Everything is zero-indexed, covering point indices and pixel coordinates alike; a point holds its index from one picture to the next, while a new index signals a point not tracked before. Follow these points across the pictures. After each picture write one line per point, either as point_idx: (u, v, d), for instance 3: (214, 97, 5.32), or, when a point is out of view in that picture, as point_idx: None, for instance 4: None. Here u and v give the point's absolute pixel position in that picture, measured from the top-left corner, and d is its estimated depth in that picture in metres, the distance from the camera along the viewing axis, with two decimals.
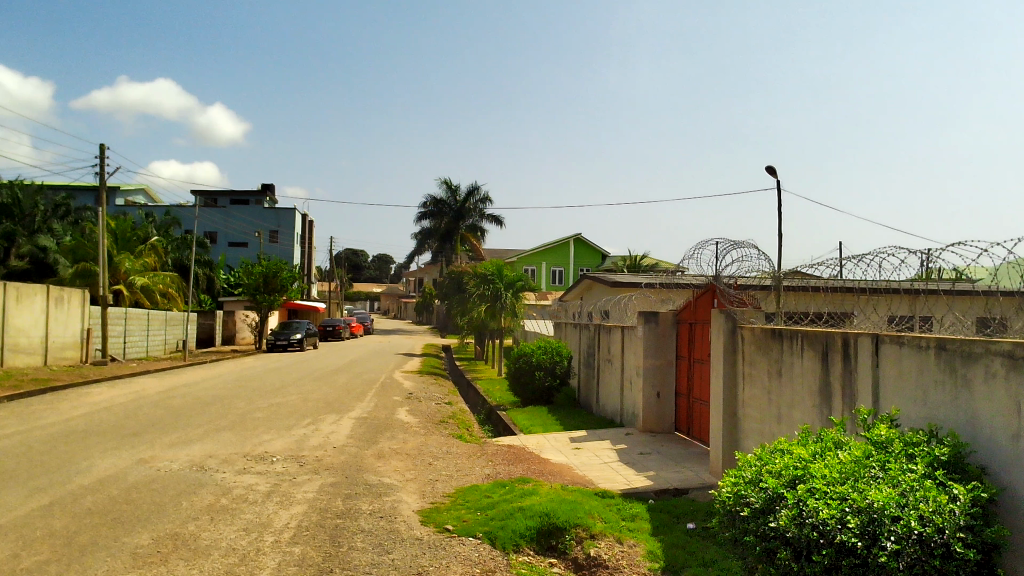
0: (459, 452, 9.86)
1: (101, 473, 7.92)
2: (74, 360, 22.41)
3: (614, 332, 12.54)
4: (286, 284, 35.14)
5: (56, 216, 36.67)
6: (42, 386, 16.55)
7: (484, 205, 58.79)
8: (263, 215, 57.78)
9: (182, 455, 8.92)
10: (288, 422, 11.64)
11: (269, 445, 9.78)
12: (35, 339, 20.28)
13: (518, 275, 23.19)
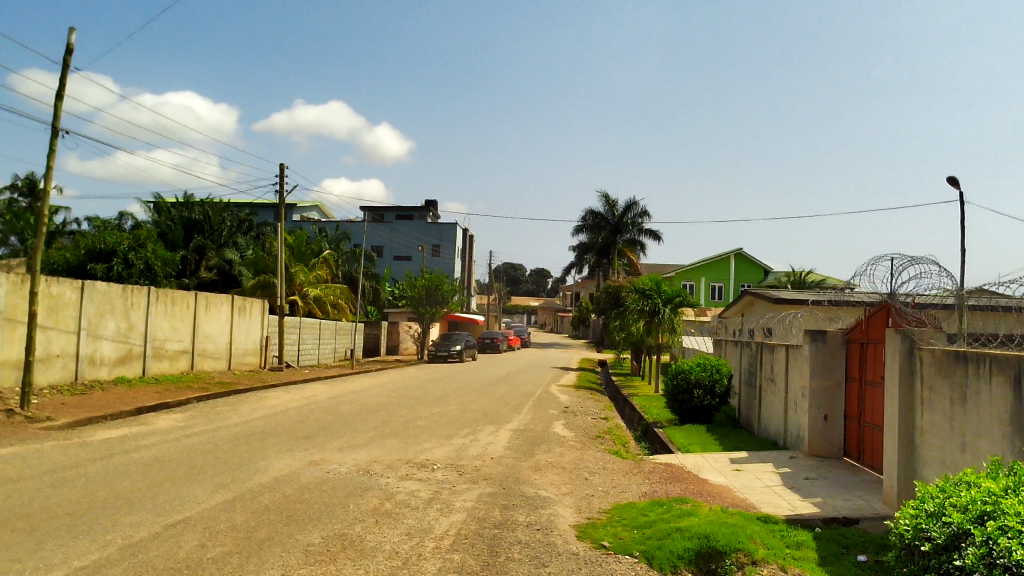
0: (615, 468, 9.80)
1: (276, 472, 8.42)
2: (254, 366, 24.01)
3: (778, 351, 12.07)
4: (447, 297, 36.14)
5: (242, 231, 39.30)
6: (226, 389, 17.84)
7: (642, 220, 58.34)
8: (427, 230, 59.87)
9: (350, 459, 9.36)
10: (448, 432, 11.95)
11: (430, 452, 10.08)
12: (221, 345, 21.88)
13: (677, 290, 22.81)
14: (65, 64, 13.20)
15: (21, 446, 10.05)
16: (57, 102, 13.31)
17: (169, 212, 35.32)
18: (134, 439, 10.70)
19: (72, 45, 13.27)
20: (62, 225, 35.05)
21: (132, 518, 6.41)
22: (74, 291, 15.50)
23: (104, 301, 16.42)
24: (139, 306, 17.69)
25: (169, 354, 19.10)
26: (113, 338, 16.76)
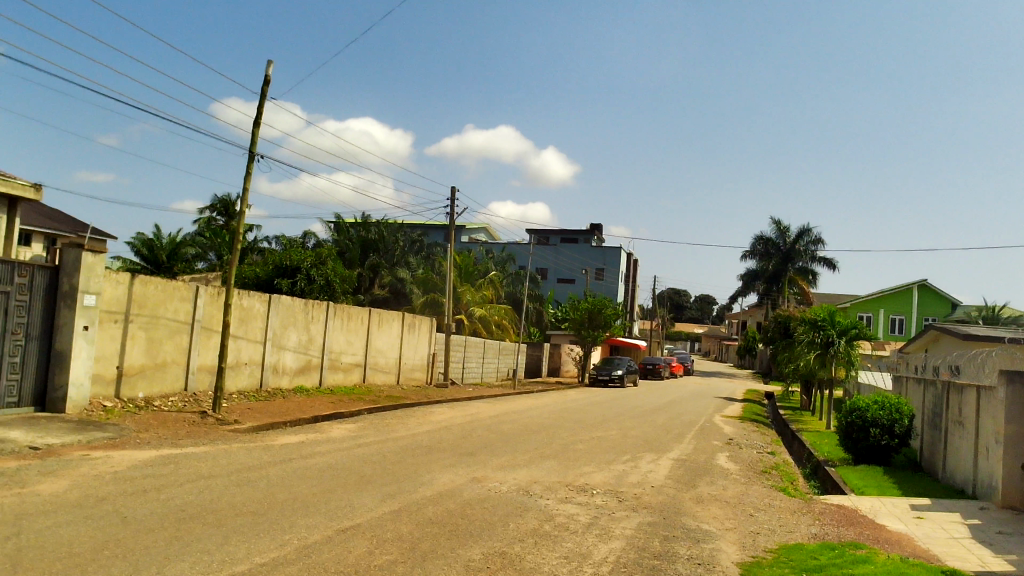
0: (782, 506, 9.37)
1: (440, 486, 8.66)
2: (420, 381, 24.84)
3: (967, 391, 11.18)
4: (610, 321, 35.98)
5: (414, 251, 40.88)
6: (395, 402, 18.60)
7: (816, 248, 55.84)
8: (591, 253, 60.06)
9: (511, 478, 9.49)
10: (608, 457, 11.88)
11: (590, 477, 10.05)
12: (391, 359, 22.81)
13: (852, 322, 21.66)
14: (263, 93, 14.30)
15: (213, 446, 10.88)
16: (255, 128, 14.41)
17: (348, 232, 37.68)
18: (310, 445, 11.34)
19: (270, 76, 14.36)
20: (253, 242, 37.80)
21: (308, 521, 6.77)
22: (263, 303, 16.65)
23: (288, 313, 17.53)
24: (319, 320, 18.77)
25: (344, 367, 20.12)
26: (295, 349, 17.86)
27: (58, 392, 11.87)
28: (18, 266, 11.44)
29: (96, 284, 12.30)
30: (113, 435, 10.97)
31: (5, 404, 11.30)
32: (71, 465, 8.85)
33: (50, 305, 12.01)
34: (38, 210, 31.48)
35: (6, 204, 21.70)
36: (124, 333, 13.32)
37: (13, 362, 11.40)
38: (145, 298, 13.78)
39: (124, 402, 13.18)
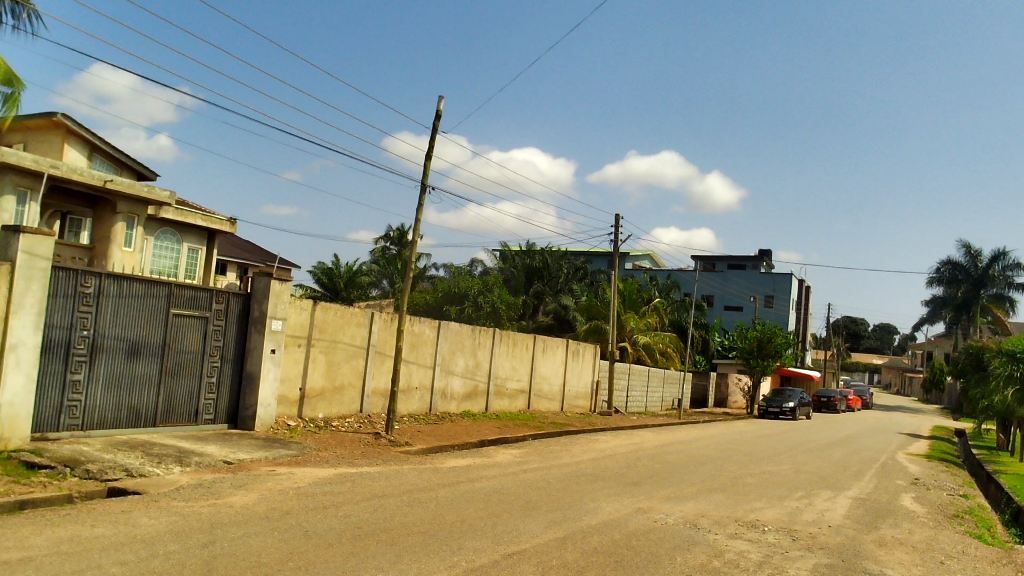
0: (978, 555, 8.61)
1: (605, 515, 8.59)
2: (584, 409, 24.85)
3: None
4: (781, 350, 34.56)
5: (578, 278, 41.07)
6: (560, 429, 18.67)
7: (1013, 273, 51.25)
8: (760, 279, 58.15)
9: (677, 510, 9.28)
10: (780, 493, 11.37)
11: (761, 513, 9.66)
12: (555, 386, 22.96)
13: None
14: (435, 127, 14.92)
15: (386, 466, 11.33)
16: (427, 161, 15.04)
17: (513, 260, 39.44)
18: (477, 469, 11.57)
19: (441, 111, 14.98)
20: (423, 271, 39.32)
21: (475, 543, 6.90)
22: (433, 329, 17.21)
23: (456, 339, 18.04)
24: (485, 346, 19.20)
25: (509, 393, 20.45)
26: (463, 375, 18.36)
27: (249, 411, 12.78)
28: (216, 293, 12.41)
29: (282, 310, 13.17)
30: (295, 452, 11.66)
31: (203, 421, 12.27)
32: (259, 479, 9.49)
33: (242, 330, 12.96)
34: (233, 242, 34.22)
35: (206, 236, 23.73)
36: (307, 356, 14.16)
37: (210, 382, 12.38)
38: (326, 324, 14.60)
39: (306, 422, 13.99)
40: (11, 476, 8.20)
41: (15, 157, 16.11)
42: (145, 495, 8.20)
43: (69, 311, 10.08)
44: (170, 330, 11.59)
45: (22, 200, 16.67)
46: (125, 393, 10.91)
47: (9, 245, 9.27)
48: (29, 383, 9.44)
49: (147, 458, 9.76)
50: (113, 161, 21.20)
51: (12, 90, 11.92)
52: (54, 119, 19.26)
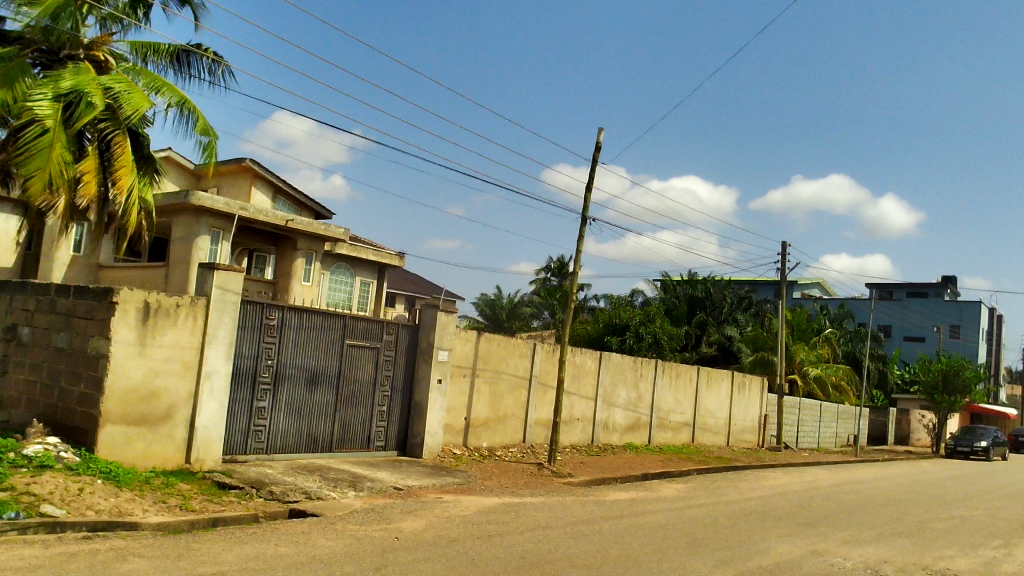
0: None
1: (777, 557, 8.22)
2: (751, 444, 23.97)
3: None
4: (970, 385, 31.97)
5: (742, 308, 39.85)
6: (726, 465, 18.07)
7: None
8: (944, 308, 54.20)
9: (856, 554, 8.74)
10: (973, 540, 10.48)
11: (952, 561, 8.93)
12: (721, 420, 22.30)
13: None
14: (595, 160, 15.01)
15: (550, 497, 11.37)
16: (588, 192, 15.13)
17: (675, 290, 39.09)
18: (641, 503, 11.39)
19: (601, 142, 15.07)
20: (583, 302, 39.43)
21: None
22: (594, 360, 17.18)
23: (618, 371, 17.92)
24: (648, 377, 18.95)
25: (672, 426, 20.06)
26: (625, 407, 18.19)
27: (417, 439, 13.23)
28: (387, 325, 12.94)
29: (449, 341, 13.58)
30: (462, 481, 11.92)
31: (375, 447, 12.80)
32: (428, 506, 9.77)
33: (411, 360, 13.46)
34: (402, 276, 35.71)
35: (377, 271, 24.88)
36: (472, 387, 14.50)
37: (381, 410, 12.90)
38: (489, 355, 14.91)
39: (471, 450, 14.31)
40: (206, 495, 8.86)
41: (210, 201, 17.60)
42: (323, 518, 8.63)
43: (256, 342, 10.82)
44: (345, 361, 12.19)
45: (216, 240, 18.16)
46: (305, 420, 11.57)
47: (205, 281, 10.10)
48: (221, 409, 10.19)
49: (325, 482, 10.29)
50: (294, 203, 22.71)
51: (207, 140, 13.04)
52: (242, 164, 20.90)
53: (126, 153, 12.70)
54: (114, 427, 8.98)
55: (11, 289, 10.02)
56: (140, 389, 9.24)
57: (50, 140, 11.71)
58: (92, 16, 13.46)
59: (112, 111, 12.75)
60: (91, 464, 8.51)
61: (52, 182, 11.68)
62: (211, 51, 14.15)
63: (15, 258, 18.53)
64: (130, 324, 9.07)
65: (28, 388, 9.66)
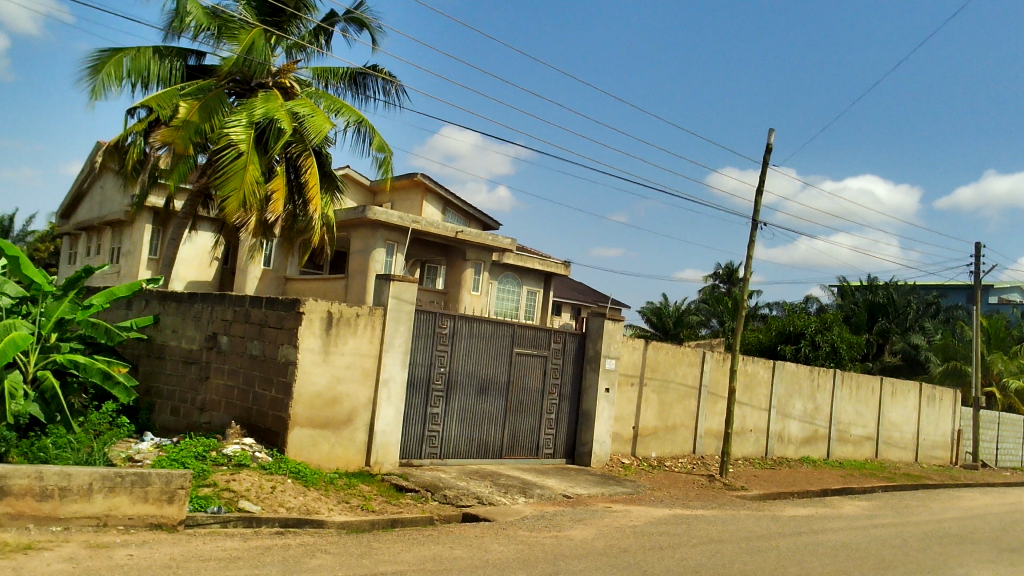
0: None
1: None
2: (943, 461, 22.30)
3: None
4: None
5: (930, 314, 37.23)
6: (915, 482, 16.89)
7: None
8: None
9: None
10: None
11: None
12: (908, 434, 20.89)
13: None
14: (765, 162, 14.50)
15: (722, 510, 11.05)
16: (758, 196, 14.64)
17: (853, 296, 37.16)
18: (821, 520, 10.84)
19: (771, 144, 14.52)
20: (754, 310, 38.16)
21: None
22: (768, 370, 16.56)
23: (793, 381, 17.18)
24: (825, 389, 18.06)
25: (853, 439, 19.01)
26: (801, 419, 17.43)
27: (585, 447, 13.25)
28: (555, 333, 13.04)
29: (616, 350, 13.52)
30: (631, 491, 11.81)
31: (543, 454, 12.93)
32: (597, 515, 9.75)
33: (579, 368, 13.49)
34: (567, 284, 35.93)
35: (543, 280, 25.16)
36: (640, 396, 14.37)
37: (549, 418, 13.01)
38: (657, 363, 14.71)
39: (640, 460, 14.17)
40: (385, 496, 9.26)
41: (385, 215, 18.45)
42: (495, 523, 8.80)
43: (429, 351, 11.20)
44: (513, 369, 12.39)
45: (391, 252, 18.99)
46: (476, 426, 11.86)
47: (382, 292, 10.58)
48: (398, 414, 10.62)
49: (496, 487, 10.50)
50: (463, 215, 23.37)
51: (383, 155, 13.69)
52: (414, 179, 21.80)
53: (311, 173, 13.56)
54: (302, 429, 9.56)
55: (212, 301, 10.89)
56: (324, 394, 9.79)
57: (245, 162, 12.66)
58: (280, 46, 14.47)
59: (298, 134, 13.66)
60: (281, 463, 9.11)
61: (246, 201, 12.61)
62: (385, 71, 14.85)
63: (214, 272, 20.17)
64: (315, 333, 9.64)
65: (227, 392, 10.47)
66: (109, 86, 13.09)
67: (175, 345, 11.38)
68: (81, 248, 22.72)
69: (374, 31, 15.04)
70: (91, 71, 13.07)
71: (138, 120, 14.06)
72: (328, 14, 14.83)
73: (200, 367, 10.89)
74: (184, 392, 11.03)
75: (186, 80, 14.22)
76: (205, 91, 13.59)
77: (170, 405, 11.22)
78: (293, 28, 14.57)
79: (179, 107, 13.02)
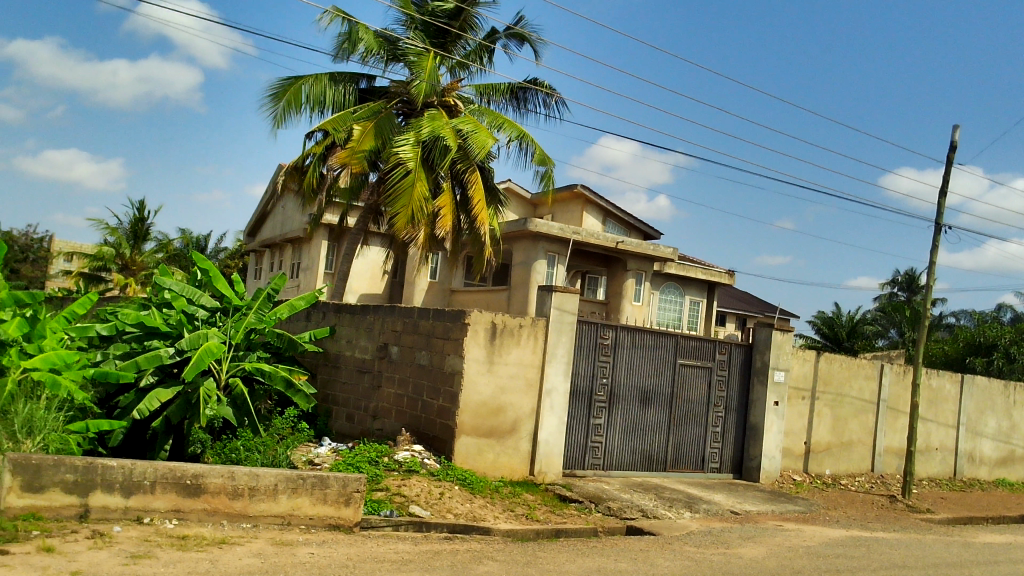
0: None
1: None
2: None
3: None
4: None
5: None
6: None
7: None
8: None
9: None
10: None
11: None
12: None
13: None
14: (949, 161, 13.54)
15: (905, 534, 10.35)
16: (942, 197, 13.68)
17: None
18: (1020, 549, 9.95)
19: (956, 141, 13.55)
20: (938, 319, 35.63)
21: None
22: (955, 384, 15.39)
23: (984, 397, 15.88)
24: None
25: None
26: (995, 437, 16.08)
27: (754, 462, 12.81)
28: (719, 344, 12.70)
29: (785, 361, 13.01)
30: (804, 509, 11.30)
31: (710, 469, 12.61)
32: (767, 533, 9.39)
33: (746, 380, 13.06)
34: (732, 294, 34.93)
35: (706, 289, 24.61)
36: (812, 410, 13.74)
37: (715, 431, 12.68)
38: (831, 376, 14.02)
39: (813, 477, 13.53)
40: (549, 506, 9.32)
41: (546, 227, 18.65)
42: (660, 537, 8.66)
43: (592, 361, 11.20)
44: (677, 380, 12.17)
45: (552, 263, 19.17)
46: (639, 438, 11.73)
47: (545, 302, 10.68)
48: (561, 425, 10.68)
49: (661, 501, 10.34)
50: (624, 225, 23.24)
51: (545, 168, 13.86)
52: (575, 190, 21.93)
53: (476, 188, 13.93)
54: (469, 438, 9.80)
55: (383, 313, 11.37)
56: (489, 404, 9.99)
57: (413, 180, 13.19)
58: (444, 66, 14.98)
59: (463, 151, 14.07)
60: (449, 470, 9.36)
61: (415, 217, 13.12)
62: (545, 84, 15.05)
63: (384, 285, 21.07)
64: (480, 343, 9.86)
65: (397, 400, 10.90)
66: (290, 114, 14.02)
67: (350, 355, 11.97)
68: (266, 263, 24.35)
69: (534, 46, 15.28)
70: (273, 100, 14.04)
71: (316, 142, 14.95)
72: (490, 32, 15.21)
73: (372, 376, 11.39)
74: (358, 400, 11.58)
75: (358, 103, 14.98)
76: (376, 113, 14.26)
77: (345, 412, 11.80)
78: (456, 48, 15.04)
79: (352, 130, 13.74)
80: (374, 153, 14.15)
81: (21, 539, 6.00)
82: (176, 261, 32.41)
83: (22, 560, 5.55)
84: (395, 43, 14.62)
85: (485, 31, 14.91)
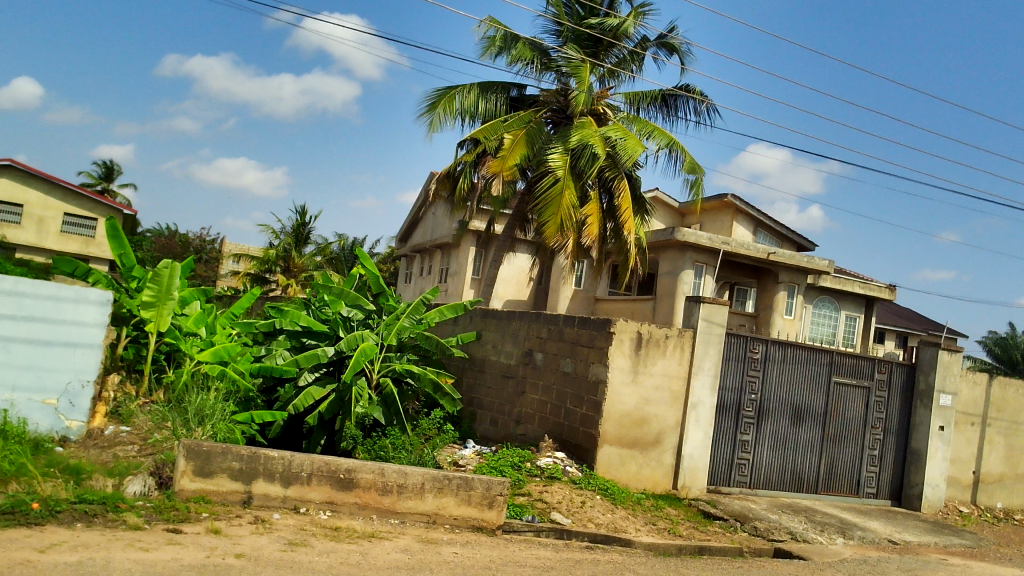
0: None
1: None
2: None
3: None
4: None
5: None
6: None
7: None
8: None
9: None
10: None
11: None
12: None
13: None
14: None
15: None
16: None
17: None
18: None
19: None
20: None
21: None
22: None
23: None
24: None
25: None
26: None
27: (914, 489, 12.04)
28: (879, 362, 12.02)
29: (953, 384, 12.16)
30: (971, 543, 10.51)
31: (866, 493, 11.96)
32: (929, 566, 8.80)
33: (907, 403, 12.29)
34: (894, 311, 33.04)
35: (863, 304, 23.41)
36: (982, 438, 12.79)
37: (872, 454, 12.01)
38: (1005, 402, 13.02)
39: (982, 510, 12.57)
40: (693, 522, 9.11)
41: (694, 236, 18.29)
42: (811, 562, 8.28)
43: (740, 375, 10.86)
44: (832, 399, 11.61)
45: (699, 273, 18.82)
46: (789, 457, 11.28)
47: (692, 314, 10.45)
48: (707, 439, 10.41)
49: (812, 524, 9.89)
50: (777, 237, 22.49)
51: (694, 177, 13.61)
52: (725, 200, 21.45)
53: (624, 196, 13.84)
54: (611, 447, 9.72)
55: (529, 320, 11.45)
56: (632, 414, 9.88)
57: (561, 188, 13.26)
58: (595, 75, 15.00)
59: (611, 159, 14.03)
60: (591, 479, 9.32)
61: (563, 225, 13.18)
62: (697, 91, 14.78)
63: (529, 292, 21.31)
64: (625, 353, 9.78)
65: (541, 406, 10.95)
66: (444, 120, 14.43)
67: (495, 360, 12.15)
68: (417, 267, 25.12)
69: (687, 52, 15.04)
70: (428, 108, 14.51)
71: (467, 150, 15.31)
72: (642, 39, 15.10)
73: (517, 381, 11.52)
74: (502, 405, 11.73)
75: (509, 112, 15.23)
76: (526, 121, 14.43)
77: (489, 416, 11.97)
78: (608, 56, 15.02)
79: (503, 138, 13.95)
80: (523, 162, 14.38)
81: (192, 520, 6.44)
82: (334, 264, 33.98)
83: (192, 540, 5.95)
84: (546, 52, 14.75)
85: (638, 38, 14.81)
